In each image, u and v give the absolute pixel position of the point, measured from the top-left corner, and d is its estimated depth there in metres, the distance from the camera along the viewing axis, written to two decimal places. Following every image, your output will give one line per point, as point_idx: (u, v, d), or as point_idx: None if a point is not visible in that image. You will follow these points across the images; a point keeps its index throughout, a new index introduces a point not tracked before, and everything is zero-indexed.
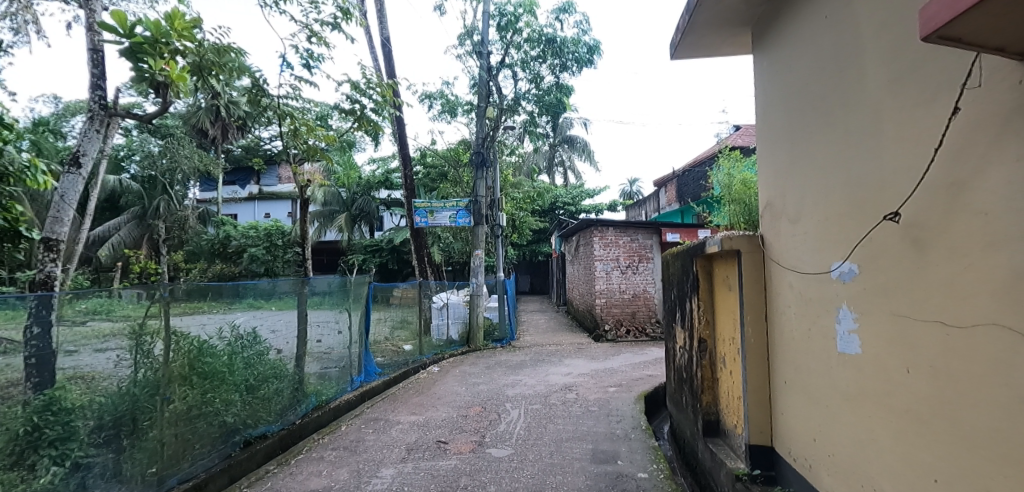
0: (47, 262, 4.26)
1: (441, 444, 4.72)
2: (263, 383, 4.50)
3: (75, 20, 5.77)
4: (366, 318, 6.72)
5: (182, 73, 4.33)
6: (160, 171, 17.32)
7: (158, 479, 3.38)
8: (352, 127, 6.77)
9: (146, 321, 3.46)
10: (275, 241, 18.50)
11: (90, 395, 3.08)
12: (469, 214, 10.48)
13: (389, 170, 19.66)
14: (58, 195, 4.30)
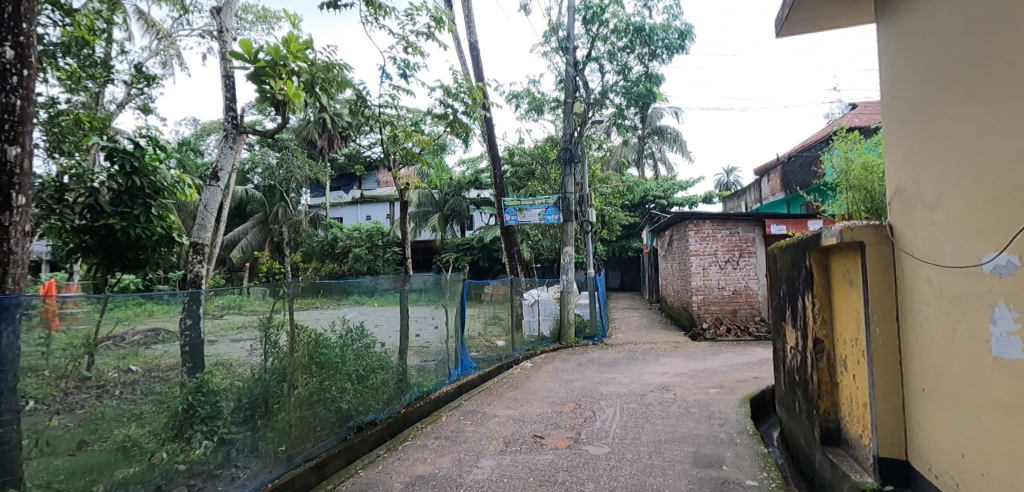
0: (196, 264, 4.89)
1: (538, 439, 4.79)
2: (371, 373, 4.85)
3: (211, 51, 6.61)
4: (462, 315, 6.99)
5: (298, 91, 4.75)
6: (279, 180, 19.16)
7: (288, 456, 3.79)
8: (446, 131, 7.05)
9: (273, 315, 3.84)
10: (376, 241, 19.85)
11: (230, 380, 3.50)
12: (558, 211, 10.39)
13: (479, 171, 20.31)
14: (202, 206, 4.97)
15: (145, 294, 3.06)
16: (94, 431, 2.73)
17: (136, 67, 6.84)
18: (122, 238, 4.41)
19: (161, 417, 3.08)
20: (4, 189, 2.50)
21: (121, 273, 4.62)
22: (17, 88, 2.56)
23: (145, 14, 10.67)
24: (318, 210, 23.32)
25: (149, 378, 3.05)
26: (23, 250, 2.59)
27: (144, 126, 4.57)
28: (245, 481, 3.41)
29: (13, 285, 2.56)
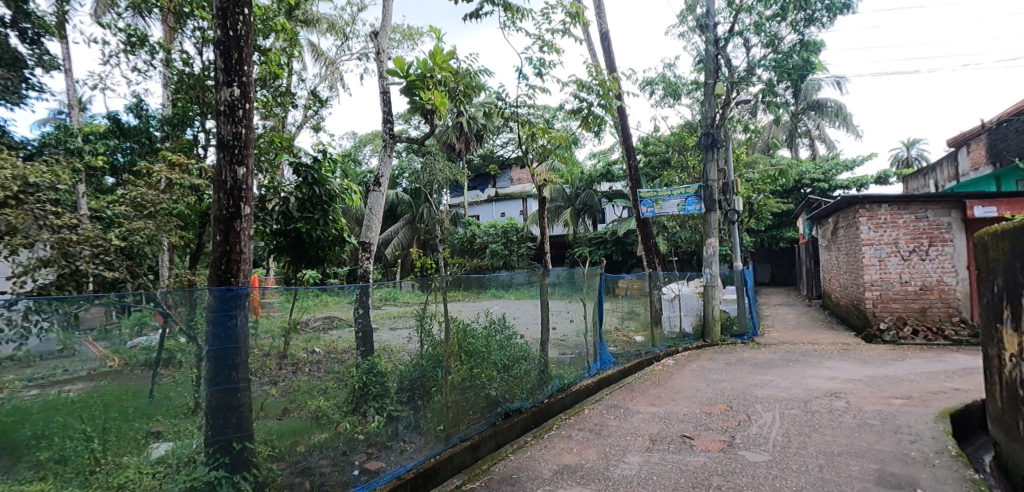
0: (365, 260, 5.52)
1: (686, 439, 4.58)
2: (515, 364, 5.04)
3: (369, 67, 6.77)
4: (600, 308, 6.93)
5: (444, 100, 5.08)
6: (424, 184, 20.74)
7: (446, 435, 4.12)
8: (580, 126, 7.03)
9: (427, 307, 4.20)
10: (511, 236, 20.55)
11: (394, 363, 3.93)
12: (699, 201, 9.78)
13: (610, 162, 19.93)
14: (368, 208, 5.62)
15: (321, 287, 3.41)
16: (294, 400, 3.22)
17: (310, 92, 7.91)
18: (306, 239, 5.15)
19: (341, 393, 3.54)
20: (234, 202, 3.02)
21: (306, 269, 5.40)
22: (242, 118, 3.09)
23: (313, 46, 12.31)
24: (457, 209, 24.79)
25: (331, 359, 3.50)
26: (249, 251, 3.11)
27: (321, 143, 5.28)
28: (412, 454, 3.80)
29: (243, 279, 3.08)
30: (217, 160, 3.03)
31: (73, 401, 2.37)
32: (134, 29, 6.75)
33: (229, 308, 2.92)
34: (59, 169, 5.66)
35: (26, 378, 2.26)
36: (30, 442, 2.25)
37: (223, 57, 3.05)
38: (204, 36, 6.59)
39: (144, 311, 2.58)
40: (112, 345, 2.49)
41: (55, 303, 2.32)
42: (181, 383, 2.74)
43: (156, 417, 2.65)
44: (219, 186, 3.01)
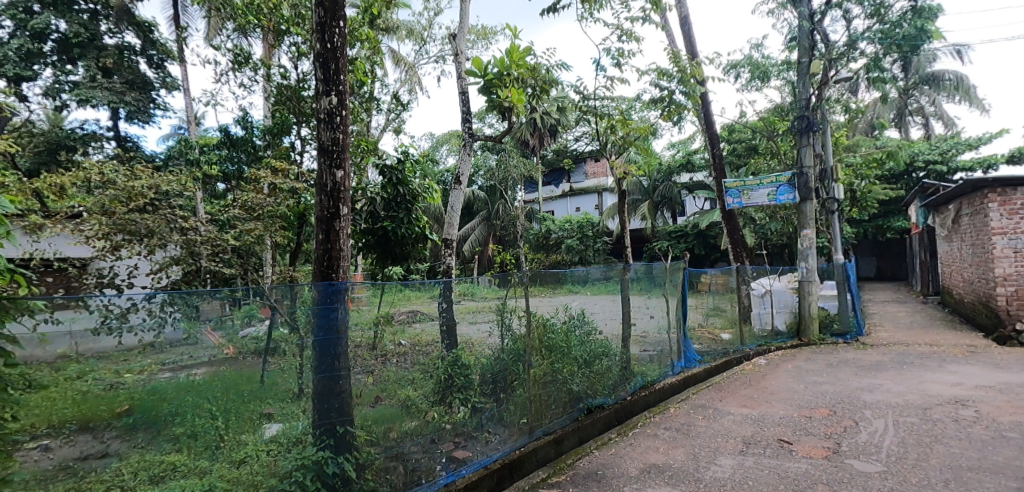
0: (447, 256, 5.70)
1: (784, 444, 4.30)
2: (596, 359, 4.99)
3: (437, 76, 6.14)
4: (684, 304, 6.65)
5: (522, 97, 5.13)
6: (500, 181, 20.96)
7: (530, 428, 4.18)
8: (661, 116, 6.77)
9: (507, 302, 4.26)
10: (587, 231, 20.26)
11: (476, 356, 4.06)
12: (792, 190, 9.08)
13: (691, 152, 19.08)
14: (449, 206, 5.79)
15: (403, 282, 3.54)
16: (385, 389, 3.42)
17: (392, 96, 8.27)
18: (392, 237, 5.38)
19: (428, 384, 3.69)
20: (334, 203, 3.24)
21: (394, 266, 5.56)
22: (339, 124, 3.30)
23: (393, 52, 12.86)
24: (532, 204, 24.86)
25: (417, 351, 3.67)
26: (347, 248, 3.32)
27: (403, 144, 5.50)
28: (497, 444, 3.90)
29: (342, 275, 3.29)
30: (318, 164, 3.26)
31: (200, 383, 2.66)
32: (239, 49, 7.43)
33: (331, 302, 3.12)
34: (180, 176, 6.21)
35: (163, 362, 2.56)
36: (170, 417, 2.54)
37: (322, 68, 3.28)
38: (299, 51, 7.11)
39: (252, 303, 2.88)
40: (227, 334, 2.79)
41: (185, 296, 2.62)
42: (288, 368, 2.99)
43: (267, 401, 2.92)
44: (321, 189, 3.24)
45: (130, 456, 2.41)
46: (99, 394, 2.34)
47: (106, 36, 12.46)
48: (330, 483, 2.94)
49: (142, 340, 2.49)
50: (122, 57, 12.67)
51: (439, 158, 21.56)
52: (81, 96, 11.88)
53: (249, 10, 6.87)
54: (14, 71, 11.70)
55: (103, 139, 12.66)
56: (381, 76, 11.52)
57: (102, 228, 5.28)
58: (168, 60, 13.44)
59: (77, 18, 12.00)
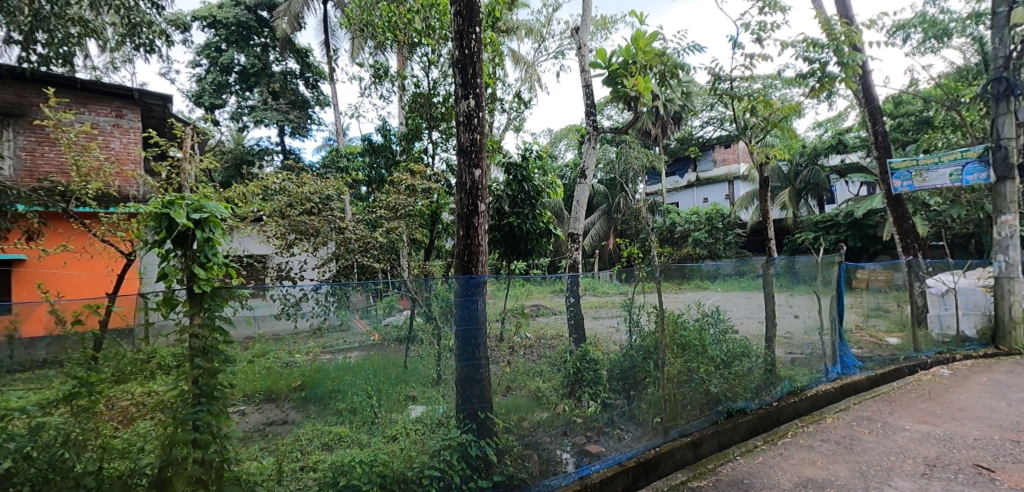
0: (574, 250, 5.70)
1: (982, 471, 3.65)
2: (735, 360, 4.64)
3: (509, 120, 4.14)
4: (840, 302, 5.88)
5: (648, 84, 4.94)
6: (619, 173, 19.67)
7: (664, 428, 4.04)
8: (811, 93, 6.04)
9: (635, 297, 4.14)
10: (716, 224, 18.03)
11: (604, 352, 4.05)
12: (984, 166, 7.55)
13: (844, 130, 16.84)
14: (574, 200, 5.77)
15: (525, 276, 3.59)
16: (515, 379, 3.56)
17: (513, 95, 8.48)
18: (518, 232, 5.55)
19: (555, 377, 3.81)
20: (473, 200, 3.42)
21: (519, 261, 5.73)
22: (477, 125, 3.47)
23: (513, 51, 13.10)
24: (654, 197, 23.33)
25: (544, 344, 3.73)
26: (484, 244, 3.47)
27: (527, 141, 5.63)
28: (630, 442, 3.84)
29: (481, 269, 3.45)
30: (458, 164, 3.46)
31: (356, 365, 3.00)
32: (379, 64, 8.15)
33: (472, 294, 3.30)
34: (331, 181, 6.93)
35: (323, 346, 2.90)
36: (335, 393, 2.93)
37: (461, 73, 3.47)
38: (430, 60, 7.61)
39: (392, 295, 3.15)
40: (372, 322, 3.07)
41: (343, 287, 2.95)
42: (427, 354, 3.26)
43: (410, 384, 3.20)
44: (461, 187, 3.44)
45: (307, 425, 2.84)
46: (280, 370, 2.77)
47: (274, 65, 14.46)
48: (474, 465, 3.12)
49: (311, 324, 2.87)
50: (286, 82, 14.61)
51: (557, 153, 21.53)
52: (258, 117, 13.91)
53: (387, 27, 7.53)
54: (209, 100, 14.05)
55: (273, 153, 14.75)
56: (502, 77, 11.83)
57: (281, 229, 6.22)
58: (320, 80, 15.26)
59: (252, 51, 14.09)
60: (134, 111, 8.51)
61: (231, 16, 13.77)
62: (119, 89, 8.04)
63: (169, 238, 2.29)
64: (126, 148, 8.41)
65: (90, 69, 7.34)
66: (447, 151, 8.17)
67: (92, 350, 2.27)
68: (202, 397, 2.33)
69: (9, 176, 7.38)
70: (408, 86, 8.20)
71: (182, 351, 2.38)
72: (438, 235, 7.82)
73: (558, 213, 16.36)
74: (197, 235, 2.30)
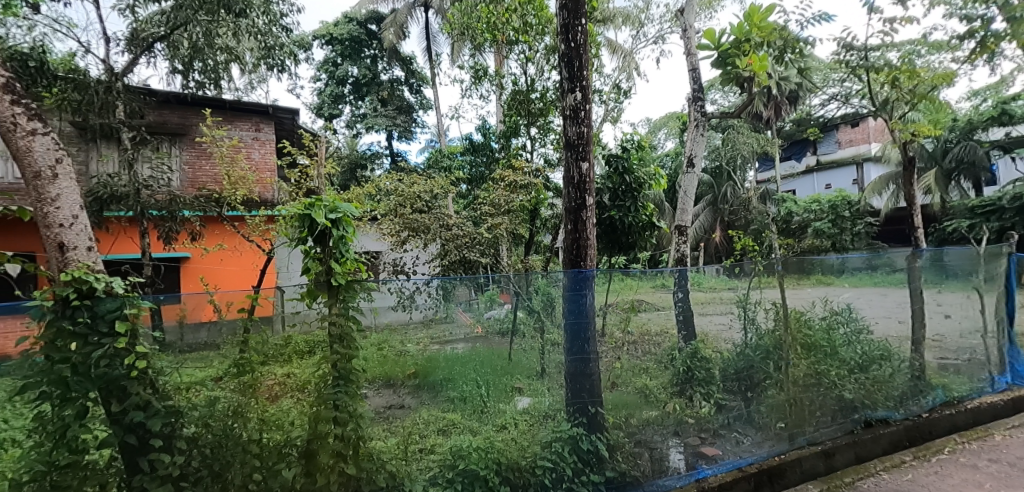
0: (681, 244, 5.46)
1: None
2: (874, 363, 4.17)
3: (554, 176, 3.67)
4: (1009, 300, 5.03)
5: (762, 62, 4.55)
6: (726, 159, 17.97)
7: (789, 435, 3.75)
8: (968, 58, 5.21)
9: (750, 293, 3.85)
10: (842, 212, 15.71)
11: (715, 352, 3.81)
12: None
13: (1009, 98, 14.35)
14: (682, 191, 5.49)
15: (624, 271, 3.41)
16: (618, 376, 3.50)
17: (612, 85, 8.29)
18: (619, 225, 5.42)
19: (665, 374, 3.67)
20: (580, 194, 3.40)
21: (619, 254, 5.65)
22: (584, 118, 3.45)
23: (609, 39, 12.73)
24: (766, 184, 21.19)
25: (646, 341, 3.65)
26: (594, 238, 3.45)
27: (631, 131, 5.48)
28: (750, 447, 3.64)
29: (590, 263, 3.43)
30: (566, 158, 3.47)
31: (462, 356, 3.19)
32: (479, 64, 8.38)
33: (580, 288, 3.28)
34: (438, 180, 7.27)
35: (431, 337, 3.11)
36: (446, 382, 3.15)
37: (568, 67, 3.46)
38: (527, 56, 7.67)
39: (492, 290, 3.23)
40: (474, 315, 3.22)
41: (451, 281, 3.11)
42: (532, 348, 3.30)
43: (515, 376, 3.28)
44: (569, 182, 3.44)
45: (421, 410, 3.03)
46: (398, 357, 2.98)
47: (383, 74, 15.44)
48: (586, 458, 3.13)
49: (424, 316, 3.08)
50: (393, 89, 15.54)
51: (658, 143, 20.58)
52: (370, 124, 14.94)
53: (487, 28, 7.70)
54: (328, 111, 15.34)
55: (382, 157, 15.75)
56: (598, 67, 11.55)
57: (395, 227, 6.67)
58: (423, 85, 16.02)
59: (364, 63, 15.18)
60: (270, 125, 9.55)
61: (345, 32, 14.97)
62: (258, 105, 9.07)
63: (311, 236, 2.56)
64: (264, 159, 9.49)
65: (234, 90, 8.35)
66: (546, 146, 8.21)
67: (242, 335, 2.58)
68: (341, 380, 2.57)
69: (178, 186, 8.70)
70: (506, 85, 8.35)
71: (319, 336, 2.63)
72: (538, 230, 7.92)
73: (659, 205, 15.50)
74: (334, 234, 2.54)
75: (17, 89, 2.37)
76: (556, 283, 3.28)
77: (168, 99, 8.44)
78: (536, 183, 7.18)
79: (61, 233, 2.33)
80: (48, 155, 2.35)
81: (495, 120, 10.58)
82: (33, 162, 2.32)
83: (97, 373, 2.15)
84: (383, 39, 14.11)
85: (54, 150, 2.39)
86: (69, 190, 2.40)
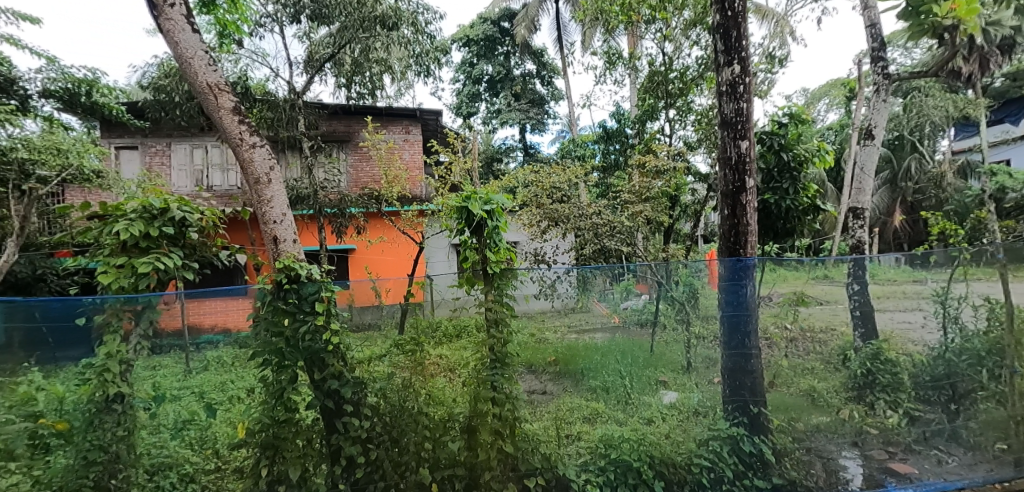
0: (857, 228, 4.76)
1: None
2: None
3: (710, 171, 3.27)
4: None
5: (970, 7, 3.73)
6: (909, 128, 15.05)
7: (1015, 461, 3.15)
8: None
9: (951, 286, 3.25)
10: None
11: (904, 355, 3.31)
12: None
13: None
14: (858, 168, 4.77)
15: (776, 260, 3.06)
16: (777, 375, 3.18)
17: (763, 55, 7.48)
18: (775, 210, 4.89)
19: (837, 378, 3.26)
20: (739, 176, 3.16)
21: (773, 243, 5.13)
22: (742, 93, 3.18)
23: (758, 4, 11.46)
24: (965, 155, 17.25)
25: (812, 338, 3.27)
26: (755, 223, 3.18)
27: (788, 104, 4.88)
28: (956, 468, 3.09)
29: (749, 251, 3.17)
30: (722, 139, 3.24)
31: (600, 346, 3.26)
32: (613, 49, 8.13)
33: (740, 278, 3.02)
34: (573, 170, 7.25)
35: (570, 326, 3.18)
36: (585, 371, 3.25)
37: (724, 39, 3.21)
38: (665, 35, 7.24)
39: (629, 280, 3.22)
40: (610, 305, 3.22)
41: (592, 272, 3.15)
42: (674, 341, 3.24)
43: (660, 369, 3.28)
44: (725, 163, 3.21)
45: (563, 397, 3.13)
46: (539, 345, 3.06)
47: (516, 69, 15.77)
48: (748, 462, 2.92)
49: (564, 304, 3.15)
50: (526, 83, 15.77)
51: (818, 116, 18.09)
52: (505, 119, 15.40)
53: (621, 9, 7.43)
54: (466, 109, 16.16)
55: (516, 150, 16.13)
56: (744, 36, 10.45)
57: (535, 217, 6.85)
58: (554, 76, 16.04)
59: (498, 61, 15.64)
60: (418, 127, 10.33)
61: (480, 33, 15.52)
62: (407, 110, 9.87)
63: (468, 228, 2.73)
64: (414, 158, 10.28)
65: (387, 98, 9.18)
66: (686, 128, 7.72)
67: (400, 319, 2.91)
68: (496, 363, 2.74)
69: (345, 187, 9.84)
70: (642, 67, 7.99)
71: (478, 321, 2.82)
72: (678, 218, 7.54)
73: (821, 186, 13.60)
74: (488, 225, 2.69)
75: (241, 110, 2.86)
76: (698, 273, 3.13)
77: (336, 110, 9.58)
78: (676, 167, 6.79)
79: (274, 228, 2.80)
80: (264, 164, 2.83)
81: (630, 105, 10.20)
82: (254, 170, 2.81)
83: (304, 345, 2.57)
84: (515, 35, 14.36)
85: (269, 159, 2.87)
86: (279, 193, 2.86)
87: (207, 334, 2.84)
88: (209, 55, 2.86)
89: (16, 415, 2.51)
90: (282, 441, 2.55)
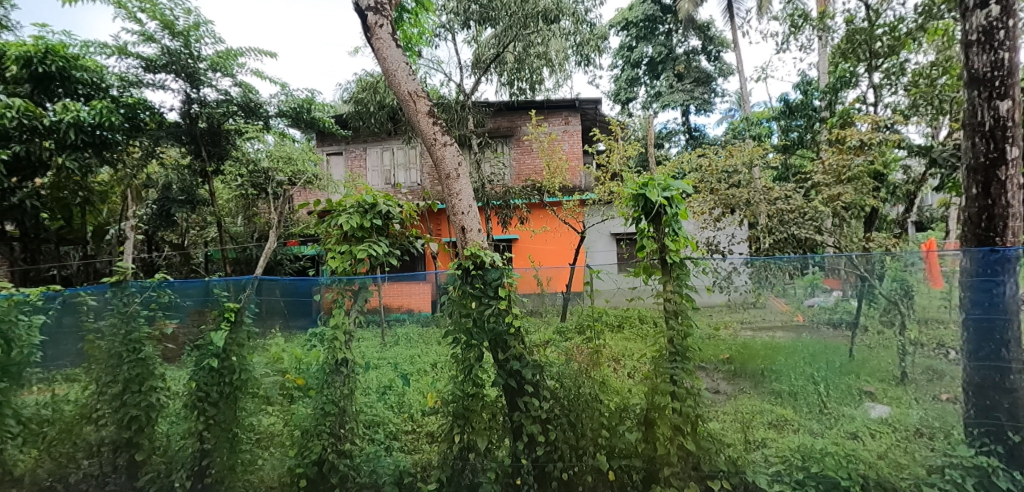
0: None
1: None
2: None
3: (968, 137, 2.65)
4: None
5: None
6: None
7: None
8: None
9: None
10: None
11: None
12: None
13: None
14: None
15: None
16: None
17: None
18: None
19: None
20: (996, 145, 2.54)
21: None
22: (1002, 41, 2.53)
23: None
24: None
25: None
26: (1019, 203, 2.54)
27: None
28: None
29: (1009, 240, 2.53)
30: (970, 101, 2.64)
31: (784, 346, 2.87)
32: (798, 10, 7.12)
33: (994, 274, 2.44)
34: (754, 149, 6.48)
35: (744, 322, 2.88)
36: (771, 373, 2.88)
37: None
38: None
39: (815, 274, 2.80)
40: (793, 302, 2.84)
41: (774, 266, 2.81)
42: (883, 345, 2.76)
43: (863, 378, 2.83)
44: (974, 130, 2.62)
45: (741, 398, 2.89)
46: (724, 340, 2.82)
47: (679, 47, 14.78)
48: None
49: (743, 298, 2.87)
50: (690, 61, 14.71)
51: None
52: (666, 102, 14.60)
53: None
54: (625, 95, 15.73)
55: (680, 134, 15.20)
56: None
57: (708, 204, 6.25)
58: (723, 49, 14.66)
59: (659, 40, 14.81)
60: (577, 117, 10.34)
61: (640, 13, 14.83)
62: (566, 100, 9.93)
63: (646, 216, 2.63)
64: (572, 149, 10.29)
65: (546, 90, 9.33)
66: (896, 93, 6.48)
67: (562, 306, 2.99)
68: (677, 356, 2.60)
69: (509, 179, 10.32)
70: (835, 26, 6.87)
71: (658, 312, 2.73)
72: (885, 201, 6.41)
73: None
74: (668, 212, 2.58)
75: (436, 112, 3.17)
76: (913, 267, 2.64)
77: (501, 107, 10.04)
78: (885, 141, 5.74)
79: (462, 218, 3.05)
80: (455, 159, 3.10)
81: (817, 72, 8.88)
82: (446, 166, 3.10)
83: (489, 326, 2.76)
84: (678, 10, 13.43)
85: (457, 156, 3.13)
86: (466, 187, 3.11)
87: (398, 313, 3.30)
88: (410, 65, 3.21)
89: (270, 369, 3.17)
90: (471, 412, 2.78)
